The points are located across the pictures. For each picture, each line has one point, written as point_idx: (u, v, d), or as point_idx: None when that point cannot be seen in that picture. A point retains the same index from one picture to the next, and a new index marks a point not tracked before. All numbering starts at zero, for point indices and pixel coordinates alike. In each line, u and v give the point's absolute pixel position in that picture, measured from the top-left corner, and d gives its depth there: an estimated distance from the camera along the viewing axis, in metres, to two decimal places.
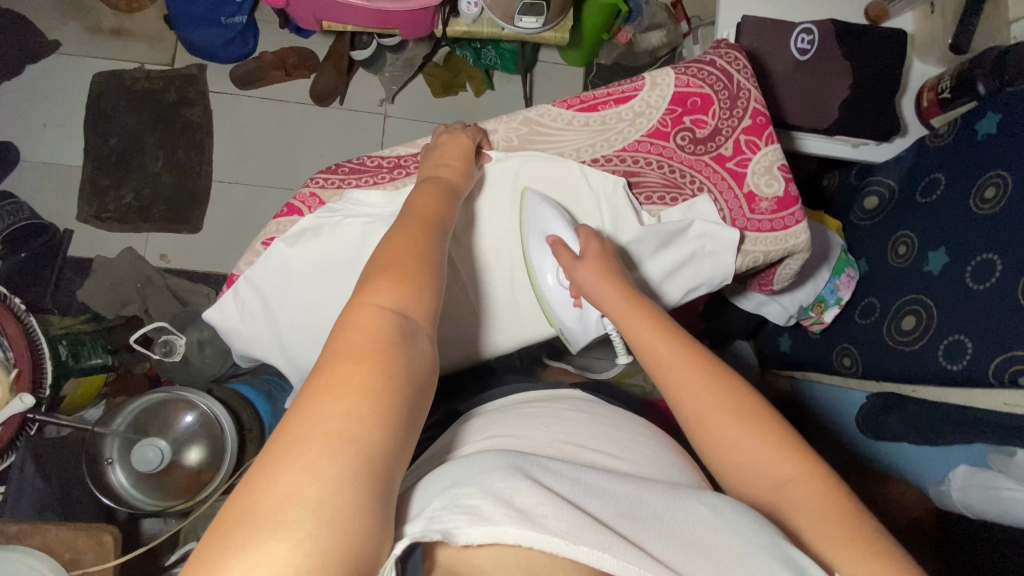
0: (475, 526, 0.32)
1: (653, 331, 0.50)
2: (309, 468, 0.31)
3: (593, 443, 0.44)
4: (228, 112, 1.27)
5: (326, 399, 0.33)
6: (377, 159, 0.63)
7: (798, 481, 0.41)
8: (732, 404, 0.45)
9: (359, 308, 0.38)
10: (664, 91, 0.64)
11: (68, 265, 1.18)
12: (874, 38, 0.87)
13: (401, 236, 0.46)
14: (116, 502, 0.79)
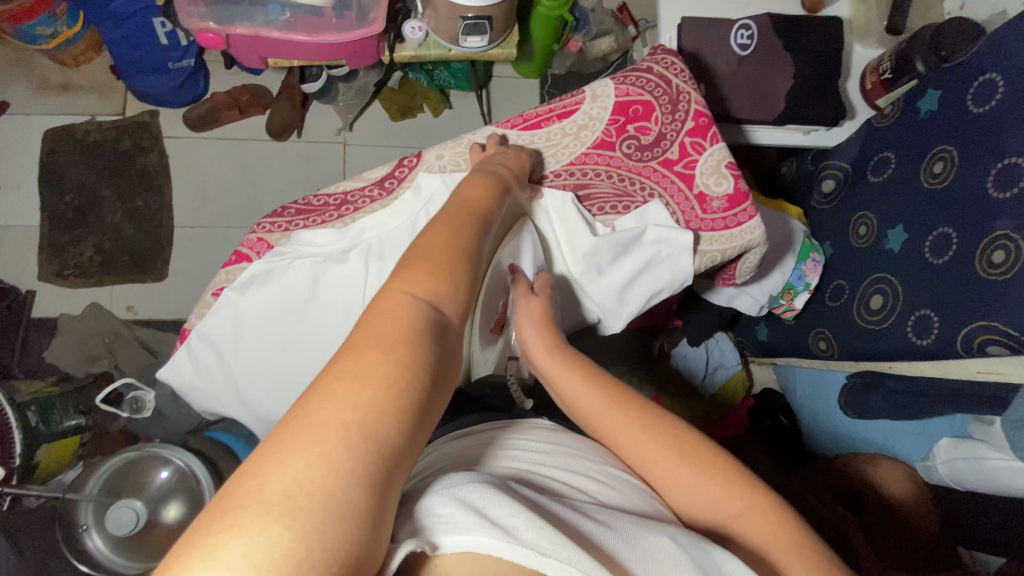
0: (452, 535, 0.32)
1: (584, 384, 0.50)
2: (320, 456, 0.29)
3: (561, 462, 0.44)
4: (185, 156, 1.26)
5: (353, 383, 0.32)
6: (324, 198, 0.63)
7: (748, 518, 0.43)
8: (675, 447, 0.46)
9: (392, 295, 0.37)
10: (606, 102, 0.64)
11: (31, 327, 1.15)
12: (812, 27, 0.89)
13: (444, 227, 0.44)
14: (94, 569, 0.77)
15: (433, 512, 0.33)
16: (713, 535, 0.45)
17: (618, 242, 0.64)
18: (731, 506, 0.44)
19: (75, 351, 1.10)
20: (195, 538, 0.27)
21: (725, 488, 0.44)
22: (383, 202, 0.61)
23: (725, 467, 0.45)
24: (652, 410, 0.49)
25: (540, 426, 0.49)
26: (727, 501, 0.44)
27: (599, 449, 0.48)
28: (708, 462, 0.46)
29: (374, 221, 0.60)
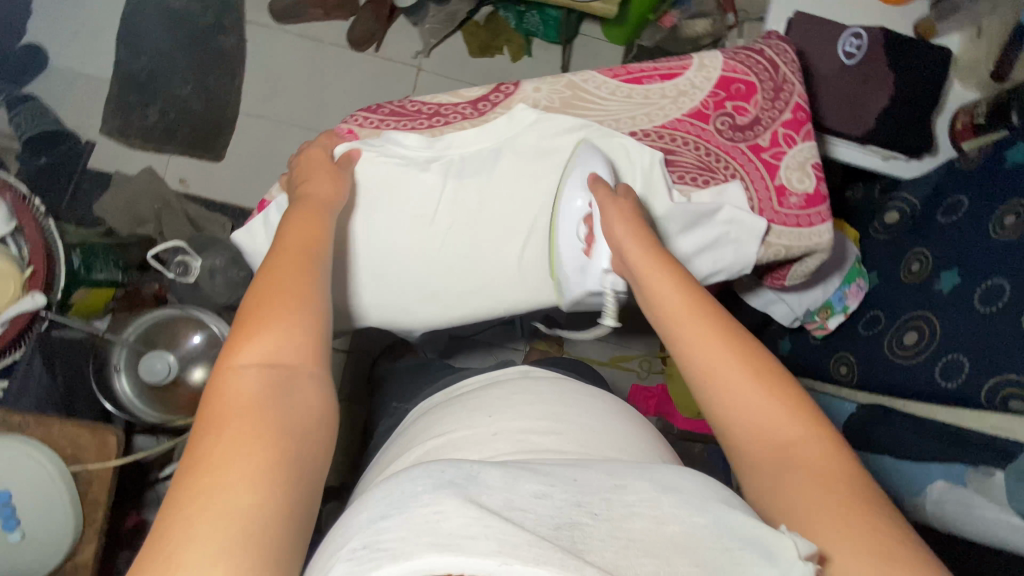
0: (392, 563, 0.28)
1: (672, 286, 0.52)
2: (208, 536, 0.29)
3: (535, 437, 0.44)
4: (262, 45, 1.26)
5: (202, 478, 0.31)
6: (417, 104, 0.65)
7: (808, 446, 0.42)
8: (749, 363, 0.46)
9: (224, 374, 0.36)
10: (711, 74, 0.67)
11: (86, 176, 1.18)
12: (922, 52, 0.87)
13: (273, 276, 0.42)
14: (119, 410, 0.81)
15: (368, 540, 0.30)
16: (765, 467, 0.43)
17: (692, 212, 0.66)
18: (790, 431, 0.43)
19: (125, 211, 1.14)
20: None
21: (790, 416, 0.43)
22: (475, 122, 0.64)
23: (791, 391, 0.45)
24: (729, 323, 0.49)
25: (511, 404, 0.48)
26: (790, 426, 0.43)
27: (572, 416, 0.48)
28: (776, 384, 0.45)
29: (467, 138, 0.64)
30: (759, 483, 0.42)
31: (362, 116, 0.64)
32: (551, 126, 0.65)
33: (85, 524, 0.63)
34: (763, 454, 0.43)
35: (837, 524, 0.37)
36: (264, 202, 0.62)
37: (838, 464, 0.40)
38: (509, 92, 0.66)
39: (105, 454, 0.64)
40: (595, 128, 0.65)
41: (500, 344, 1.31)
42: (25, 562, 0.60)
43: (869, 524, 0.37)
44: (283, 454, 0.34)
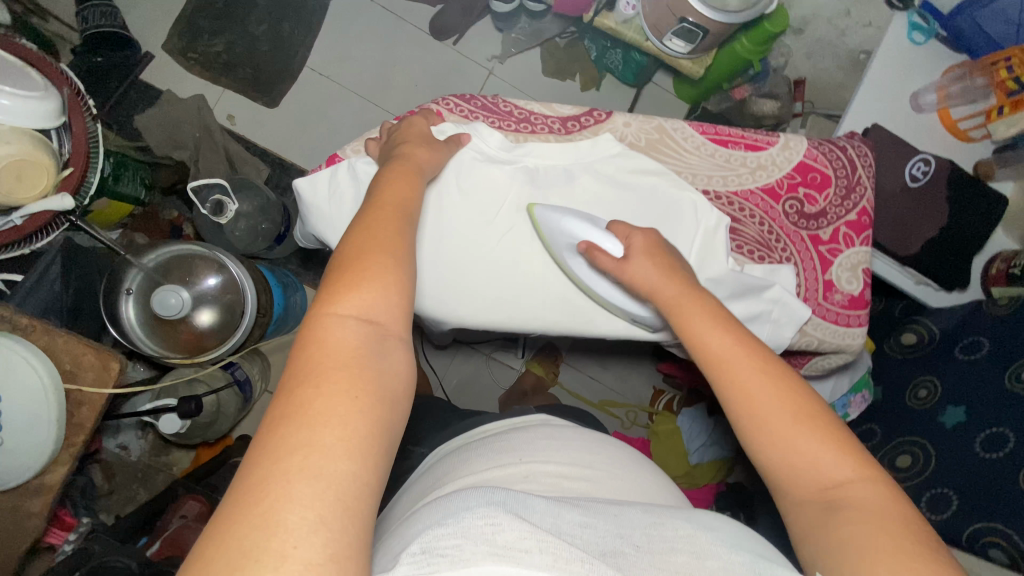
0: (453, 570, 0.28)
1: (714, 326, 0.50)
2: (310, 485, 0.30)
3: (569, 465, 0.46)
4: (345, 7, 1.25)
5: (304, 433, 0.31)
6: (511, 107, 0.68)
7: (859, 487, 0.41)
8: (793, 399, 0.45)
9: (324, 325, 0.37)
10: (792, 157, 0.69)
11: (136, 87, 1.15)
12: (978, 195, 0.92)
13: (369, 233, 0.44)
14: (121, 337, 0.78)
15: (426, 544, 0.30)
16: (812, 505, 0.42)
17: (744, 281, 0.65)
18: (838, 471, 0.42)
19: (162, 132, 1.10)
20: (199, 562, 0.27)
21: (838, 454, 0.43)
22: (559, 137, 0.67)
23: (836, 430, 0.44)
24: (771, 358, 0.48)
25: (541, 445, 0.49)
26: (837, 466, 0.43)
27: (599, 461, 0.49)
28: (823, 424, 0.44)
29: (549, 152, 0.65)
30: (811, 526, 0.41)
31: (458, 103, 0.67)
32: (628, 162, 0.66)
33: (64, 446, 0.61)
34: (813, 494, 0.42)
35: (896, 569, 0.36)
36: (335, 158, 0.63)
37: (889, 504, 0.40)
38: (600, 119, 0.68)
39: (103, 381, 0.62)
40: (673, 177, 0.67)
41: (498, 357, 1.31)
42: None
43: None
44: (376, 419, 0.34)
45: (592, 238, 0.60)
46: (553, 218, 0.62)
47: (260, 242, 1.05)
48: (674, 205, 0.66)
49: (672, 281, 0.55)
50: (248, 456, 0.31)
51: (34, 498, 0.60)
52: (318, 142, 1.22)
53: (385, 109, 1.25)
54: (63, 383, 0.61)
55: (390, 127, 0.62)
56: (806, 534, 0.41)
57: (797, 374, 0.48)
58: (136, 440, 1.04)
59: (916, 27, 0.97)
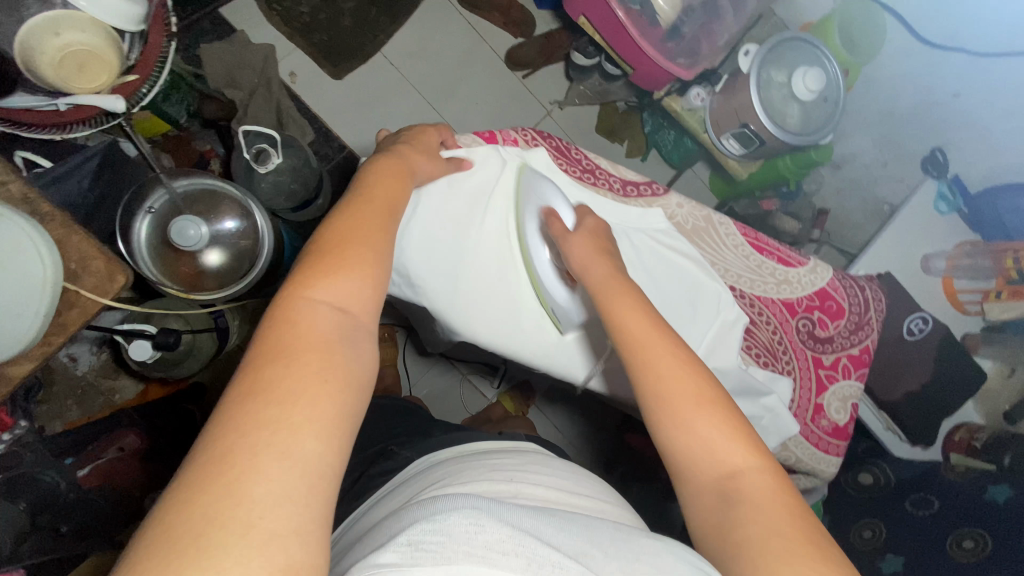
0: (434, 566, 0.31)
1: (637, 309, 0.55)
2: (274, 464, 0.32)
3: (547, 483, 0.47)
4: (433, 11, 1.29)
5: (271, 411, 0.34)
6: (580, 155, 0.71)
7: (753, 474, 0.46)
8: (695, 388, 0.49)
9: (298, 310, 0.40)
10: (816, 280, 0.73)
11: (210, 17, 1.16)
12: (961, 366, 0.98)
13: (354, 223, 0.47)
14: (126, 251, 0.76)
15: (411, 537, 0.33)
16: (711, 482, 0.46)
17: (747, 381, 0.67)
18: (734, 459, 0.46)
19: (223, 68, 1.12)
20: (160, 536, 0.29)
21: (739, 444, 0.47)
22: (617, 197, 0.69)
23: (732, 417, 0.48)
24: (680, 345, 0.53)
25: (523, 469, 0.49)
26: (733, 455, 0.47)
27: (582, 485, 0.49)
28: (718, 409, 0.49)
29: (604, 206, 0.67)
30: (707, 513, 0.45)
31: (534, 137, 0.69)
32: (670, 240, 0.69)
33: (40, 343, 0.58)
34: (711, 480, 0.46)
35: (788, 567, 0.40)
36: None
37: (779, 492, 0.45)
38: (657, 193, 0.71)
39: (103, 290, 0.61)
40: (706, 266, 0.69)
41: (472, 379, 1.31)
42: None
43: (821, 561, 0.40)
44: (340, 402, 0.37)
45: (555, 207, 0.63)
46: (539, 183, 0.64)
47: (283, 201, 1.04)
48: (701, 289, 0.68)
49: (600, 267, 0.58)
50: (214, 427, 0.34)
51: None
52: (368, 125, 1.24)
53: (440, 115, 1.28)
54: (63, 281, 0.58)
55: (405, 130, 0.63)
56: (703, 522, 0.45)
57: (702, 362, 0.52)
58: (88, 354, 1.00)
59: (943, 197, 1.07)
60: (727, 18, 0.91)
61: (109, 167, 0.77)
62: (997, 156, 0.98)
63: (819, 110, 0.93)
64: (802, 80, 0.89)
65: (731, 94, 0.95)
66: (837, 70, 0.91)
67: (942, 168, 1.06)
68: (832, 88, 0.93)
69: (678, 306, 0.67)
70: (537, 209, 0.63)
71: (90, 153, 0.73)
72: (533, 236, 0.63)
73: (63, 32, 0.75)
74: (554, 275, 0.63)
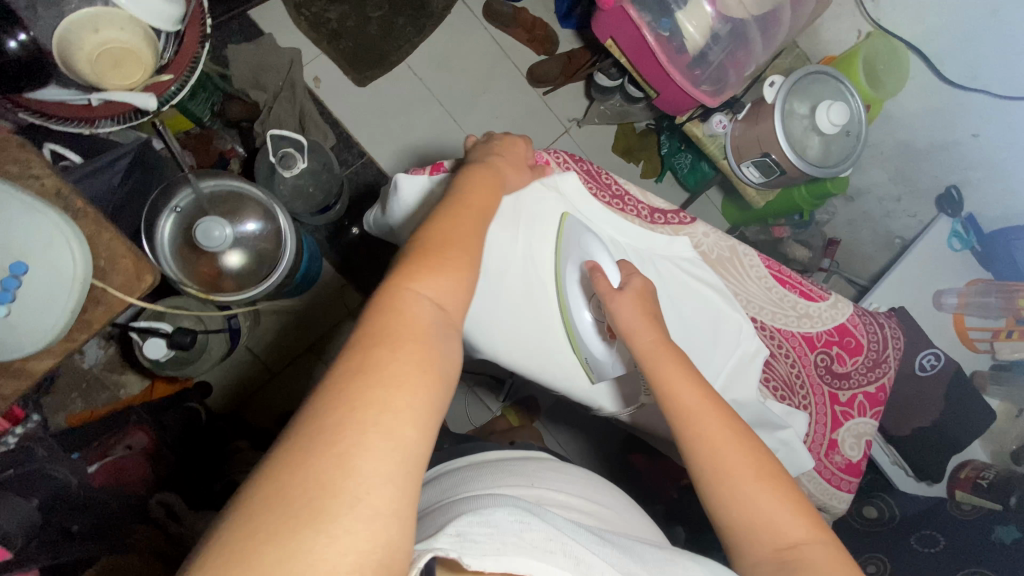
0: (484, 556, 0.32)
1: (689, 381, 0.54)
2: (379, 445, 0.33)
3: (578, 495, 0.47)
4: (459, 25, 1.30)
5: (377, 393, 0.34)
6: (610, 180, 0.71)
7: (812, 547, 0.47)
8: (753, 460, 0.51)
9: (404, 296, 0.39)
10: (836, 316, 0.74)
11: (239, 19, 1.17)
12: (970, 403, 0.99)
13: (453, 216, 0.47)
14: (149, 250, 0.77)
15: (460, 527, 0.33)
16: (771, 552, 0.48)
17: (765, 413, 0.67)
18: (795, 533, 0.48)
19: (249, 70, 1.13)
20: (275, 496, 0.30)
21: (795, 515, 0.49)
22: (643, 223, 0.69)
23: (787, 487, 0.50)
24: (731, 416, 0.53)
25: (544, 478, 0.48)
26: (791, 527, 0.48)
27: (607, 501, 0.49)
28: (773, 478, 0.50)
29: (632, 233, 0.68)
30: None
31: (565, 160, 0.69)
32: (695, 269, 0.69)
33: (63, 340, 0.58)
34: (769, 553, 0.48)
35: None
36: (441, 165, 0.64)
37: (838, 563, 0.47)
38: (684, 222, 0.72)
39: (130, 289, 0.60)
40: (729, 296, 0.70)
41: (478, 392, 1.30)
42: None
43: None
44: (438, 392, 0.37)
45: (599, 261, 0.62)
46: (582, 235, 0.64)
47: (301, 205, 1.05)
48: (721, 320, 0.68)
49: (650, 333, 0.57)
50: (324, 397, 0.34)
51: (8, 380, 0.58)
52: (389, 133, 1.25)
53: (461, 127, 1.29)
54: (91, 279, 0.58)
55: (492, 134, 0.63)
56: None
57: (755, 433, 0.53)
58: (95, 349, 0.99)
59: (956, 234, 1.09)
60: (756, 49, 0.91)
61: (140, 166, 0.77)
62: (1012, 196, 0.99)
63: (841, 143, 0.95)
64: (826, 113, 0.90)
65: (754, 123, 0.96)
66: (860, 105, 0.92)
67: (957, 206, 1.07)
68: (854, 122, 0.94)
69: (699, 335, 0.67)
70: (579, 263, 0.63)
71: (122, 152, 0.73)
72: (573, 287, 0.63)
73: (101, 29, 0.74)
74: (595, 334, 0.63)
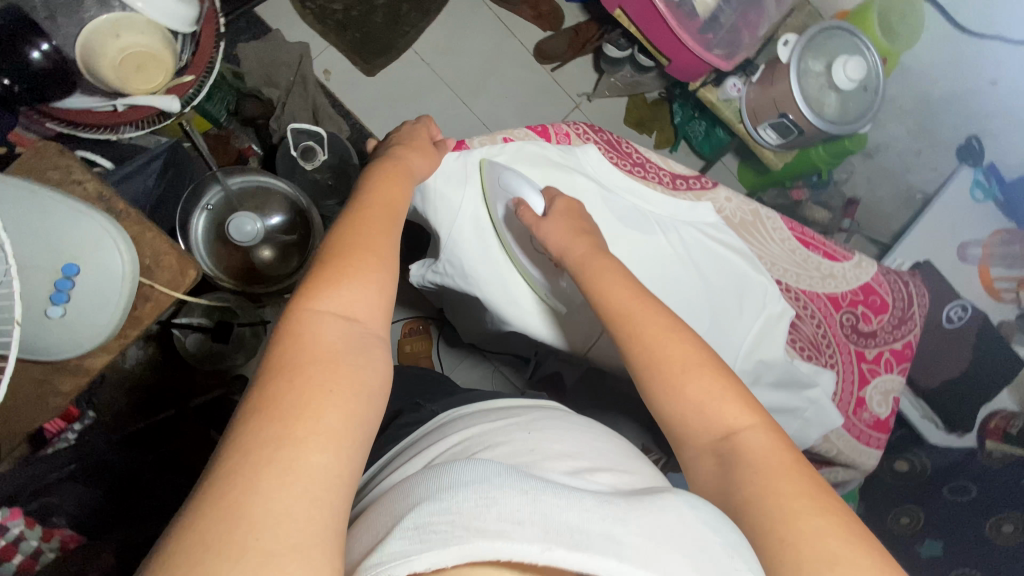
0: (442, 549, 0.28)
1: (623, 287, 0.54)
2: (277, 480, 0.31)
3: (574, 448, 0.42)
4: (463, 6, 1.30)
5: (276, 428, 0.33)
6: (631, 149, 0.72)
7: (753, 432, 0.45)
8: (687, 353, 0.49)
9: (304, 324, 0.39)
10: (861, 275, 0.74)
11: (247, 16, 1.18)
12: (999, 353, 0.99)
13: (353, 231, 0.47)
14: (186, 246, 0.79)
15: (419, 519, 0.30)
16: (706, 442, 0.46)
17: (792, 373, 0.68)
18: (731, 420, 0.46)
19: (260, 68, 1.14)
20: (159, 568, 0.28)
21: (733, 404, 0.46)
22: (665, 190, 0.70)
23: (727, 379, 0.48)
24: (674, 320, 0.52)
25: (567, 425, 0.46)
26: (732, 416, 0.46)
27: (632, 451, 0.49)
28: (712, 373, 0.48)
29: (654, 200, 0.69)
30: (710, 476, 0.45)
31: (585, 131, 0.72)
32: (720, 234, 0.70)
33: (117, 336, 0.61)
34: (707, 444, 0.46)
35: (798, 521, 0.39)
36: (462, 144, 0.65)
37: (782, 453, 0.44)
38: (705, 186, 0.73)
39: (176, 284, 0.63)
40: (755, 260, 0.70)
41: (504, 371, 1.33)
42: (47, 339, 0.57)
43: (826, 515, 0.40)
44: (346, 411, 0.35)
45: (522, 196, 0.62)
46: (500, 173, 0.63)
47: (322, 197, 1.07)
48: (747, 284, 0.69)
49: (580, 246, 0.58)
50: (228, 441, 0.33)
51: (68, 377, 0.61)
52: (402, 120, 1.25)
53: (471, 109, 1.29)
54: (138, 276, 0.61)
55: (399, 128, 0.64)
56: (707, 485, 0.45)
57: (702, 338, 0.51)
58: (135, 351, 0.97)
59: (978, 184, 1.06)
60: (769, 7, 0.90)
61: (173, 164, 0.79)
62: None
63: (859, 99, 0.94)
64: (843, 69, 0.89)
65: (770, 84, 0.95)
66: (877, 59, 0.91)
67: (978, 156, 1.05)
68: (872, 77, 0.93)
69: (725, 301, 0.68)
70: (507, 202, 0.63)
71: (155, 152, 0.75)
72: (508, 227, 0.63)
73: (121, 34, 0.76)
74: (529, 261, 0.64)
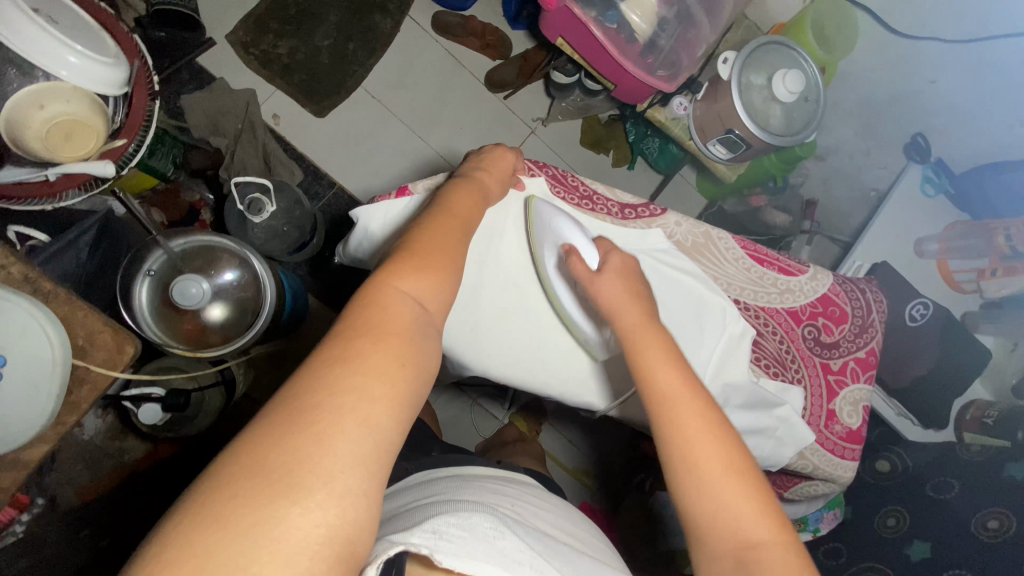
0: (458, 554, 0.34)
1: (672, 365, 0.53)
2: (339, 452, 0.33)
3: (548, 519, 0.46)
4: (409, 41, 1.30)
5: (347, 401, 0.35)
6: (577, 182, 0.70)
7: (770, 548, 0.46)
8: (726, 452, 0.49)
9: (387, 300, 0.41)
10: (818, 286, 0.75)
11: (189, 68, 1.16)
12: (965, 345, 1.00)
13: (434, 224, 0.48)
14: (129, 315, 0.77)
15: (436, 527, 0.36)
16: (727, 546, 0.46)
17: (759, 395, 0.67)
18: (756, 531, 0.46)
19: (205, 119, 1.12)
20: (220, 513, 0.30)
21: (761, 514, 0.47)
22: (615, 220, 0.69)
23: (758, 484, 0.49)
24: (714, 406, 0.52)
25: (530, 491, 0.50)
26: (755, 524, 0.47)
27: (573, 525, 0.48)
28: (750, 480, 0.48)
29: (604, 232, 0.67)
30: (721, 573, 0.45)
31: (530, 165, 0.68)
32: (672, 260, 0.69)
33: (53, 424, 0.57)
34: (729, 548, 0.46)
35: None
36: (405, 190, 0.65)
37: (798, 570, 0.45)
38: (655, 214, 0.71)
39: (113, 363, 0.60)
40: (707, 280, 0.70)
41: (482, 404, 1.30)
42: None
43: None
44: (406, 400, 0.38)
45: (575, 243, 0.61)
46: (551, 217, 0.62)
47: (278, 245, 1.05)
48: (703, 307, 0.68)
49: (632, 311, 0.56)
50: (300, 400, 0.35)
51: (3, 473, 0.57)
52: (357, 160, 1.24)
53: (426, 142, 1.28)
54: (71, 358, 0.58)
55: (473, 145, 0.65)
56: None
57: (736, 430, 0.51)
58: (92, 420, 0.92)
59: (928, 179, 1.09)
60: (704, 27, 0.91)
61: (106, 235, 0.80)
62: (975, 135, 1.00)
63: (802, 109, 0.95)
64: (783, 82, 0.91)
65: (714, 100, 0.96)
66: (815, 69, 0.93)
67: (925, 153, 1.08)
68: (811, 87, 0.95)
69: (683, 326, 0.67)
70: (555, 247, 0.61)
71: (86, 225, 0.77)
72: (554, 272, 0.61)
73: (47, 104, 0.73)
74: (580, 311, 0.62)
